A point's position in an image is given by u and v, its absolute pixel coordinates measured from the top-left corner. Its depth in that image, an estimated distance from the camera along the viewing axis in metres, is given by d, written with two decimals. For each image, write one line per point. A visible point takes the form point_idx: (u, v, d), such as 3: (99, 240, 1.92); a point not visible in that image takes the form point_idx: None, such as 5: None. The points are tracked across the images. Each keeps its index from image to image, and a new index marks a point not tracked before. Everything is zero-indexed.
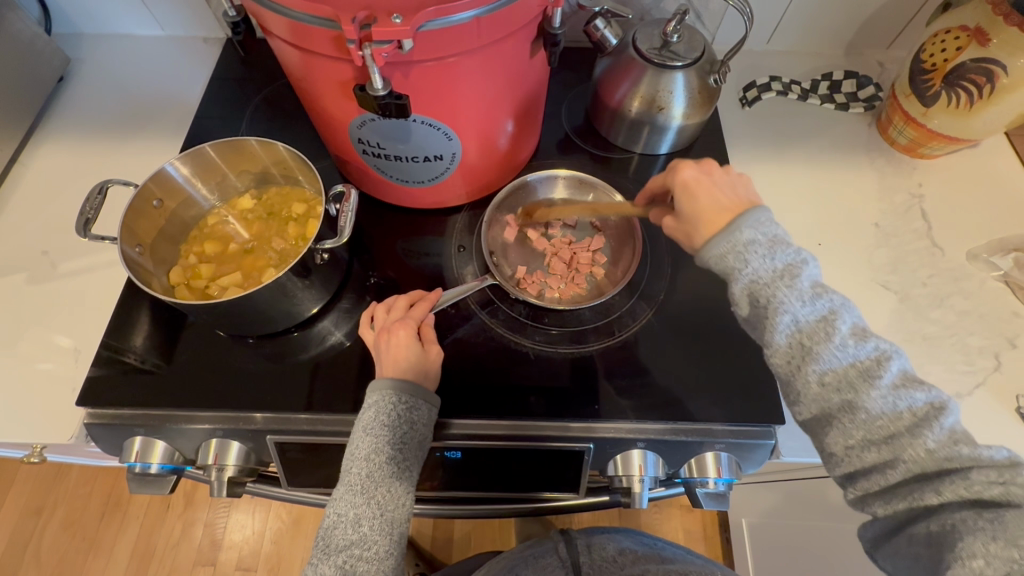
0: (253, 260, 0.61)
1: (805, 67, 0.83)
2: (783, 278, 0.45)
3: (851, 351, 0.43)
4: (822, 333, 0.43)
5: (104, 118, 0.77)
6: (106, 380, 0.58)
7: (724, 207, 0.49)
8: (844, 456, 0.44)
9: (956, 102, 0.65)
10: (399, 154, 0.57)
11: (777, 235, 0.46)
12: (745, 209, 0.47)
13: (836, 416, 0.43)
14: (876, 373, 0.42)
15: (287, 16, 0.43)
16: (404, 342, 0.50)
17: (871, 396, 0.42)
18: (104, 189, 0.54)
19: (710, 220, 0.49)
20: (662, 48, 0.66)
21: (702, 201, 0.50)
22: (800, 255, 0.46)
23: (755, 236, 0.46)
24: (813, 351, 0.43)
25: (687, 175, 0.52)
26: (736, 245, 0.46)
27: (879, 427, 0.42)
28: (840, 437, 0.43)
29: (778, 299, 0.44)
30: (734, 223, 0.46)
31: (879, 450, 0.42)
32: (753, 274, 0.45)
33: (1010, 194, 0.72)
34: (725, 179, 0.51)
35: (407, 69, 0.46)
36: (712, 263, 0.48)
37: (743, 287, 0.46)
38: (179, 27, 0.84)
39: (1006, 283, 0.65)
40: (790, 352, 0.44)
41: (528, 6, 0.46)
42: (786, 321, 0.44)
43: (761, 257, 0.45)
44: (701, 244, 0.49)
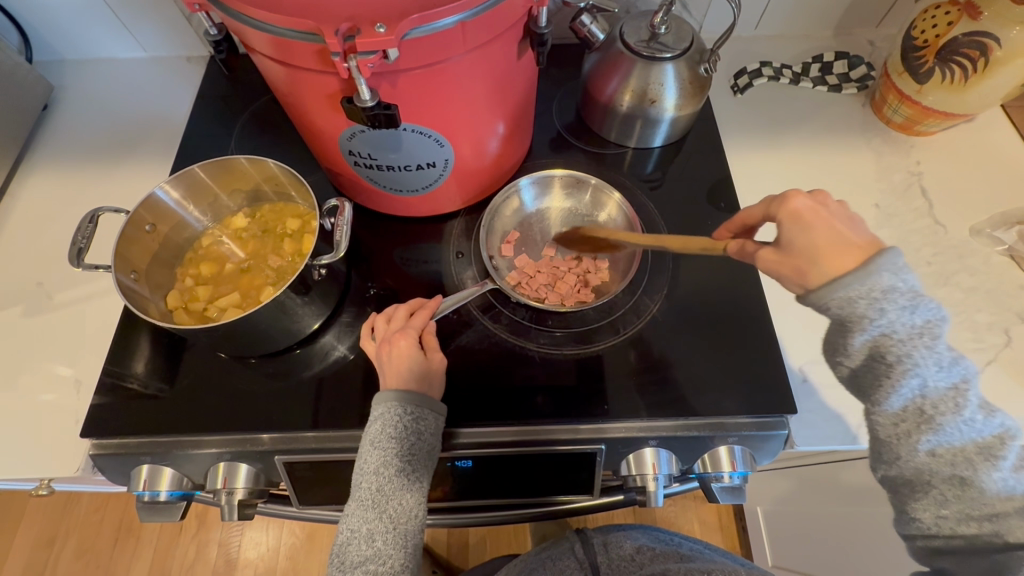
0: (250, 279, 0.60)
1: (795, 50, 0.82)
2: (921, 338, 0.40)
3: (977, 427, 0.40)
4: (950, 404, 0.40)
5: (92, 145, 0.76)
6: (109, 409, 0.57)
7: (851, 244, 0.42)
8: (933, 524, 0.42)
9: (951, 78, 0.64)
10: (390, 164, 0.56)
11: (919, 286, 0.41)
12: (877, 249, 0.41)
13: (937, 485, 0.41)
14: (998, 453, 0.40)
15: (268, 32, 0.42)
16: (405, 351, 0.49)
17: (989, 475, 0.40)
18: (95, 217, 0.53)
19: (826, 252, 0.42)
20: (651, 40, 0.65)
21: (820, 236, 0.43)
22: (941, 313, 0.41)
23: (895, 285, 0.40)
24: (935, 421, 0.41)
25: (800, 205, 0.44)
26: (874, 292, 0.40)
27: (986, 504, 0.40)
28: (934, 505, 0.42)
29: (911, 359, 0.40)
30: (874, 265, 0.40)
31: (979, 525, 0.40)
32: (888, 327, 0.40)
33: (1009, 167, 0.71)
34: (843, 213, 0.44)
35: (394, 78, 0.45)
36: (833, 308, 0.42)
37: (867, 341, 0.41)
38: (161, 47, 0.83)
39: (1011, 257, 0.64)
40: (901, 416, 0.42)
41: (512, 7, 0.45)
42: (911, 384, 0.41)
43: (901, 310, 0.40)
44: (816, 283, 0.43)
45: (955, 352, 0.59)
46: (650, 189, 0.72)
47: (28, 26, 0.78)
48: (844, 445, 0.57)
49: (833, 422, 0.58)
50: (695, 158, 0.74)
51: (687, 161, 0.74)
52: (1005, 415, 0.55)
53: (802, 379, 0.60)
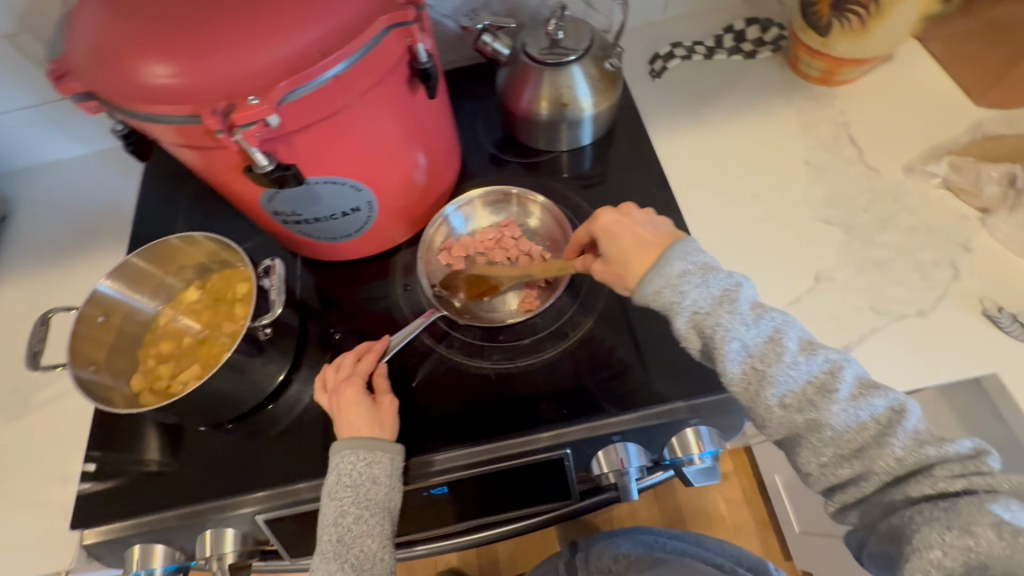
0: (208, 348, 0.62)
1: (707, 25, 0.83)
2: (722, 305, 0.47)
3: (804, 368, 0.45)
4: (771, 355, 0.46)
5: (51, 247, 0.79)
6: (94, 498, 0.59)
7: (645, 246, 0.51)
8: (820, 475, 0.45)
9: (850, 26, 0.65)
10: (316, 216, 0.58)
11: (707, 263, 0.50)
12: (671, 243, 0.51)
13: (805, 436, 0.45)
14: (832, 386, 0.44)
15: (163, 122, 0.44)
16: (353, 400, 0.52)
17: (832, 411, 0.44)
18: (46, 319, 0.56)
19: (636, 257, 0.51)
20: (552, 47, 0.66)
21: (626, 242, 0.52)
22: (733, 279, 0.49)
23: (686, 268, 0.49)
24: (767, 375, 0.45)
25: (610, 219, 0.54)
26: (670, 281, 0.49)
27: (846, 440, 0.43)
28: (812, 456, 0.45)
29: (722, 326, 0.47)
30: (664, 259, 0.49)
31: (851, 464, 0.44)
32: (694, 305, 0.48)
33: (933, 99, 0.71)
34: (645, 219, 0.54)
35: (289, 140, 0.47)
36: (653, 302, 0.50)
37: (688, 320, 0.49)
38: (104, 141, 0.86)
39: (947, 189, 0.64)
40: (746, 379, 0.46)
41: (387, 52, 0.47)
42: (735, 348, 0.46)
43: (697, 287, 0.48)
44: (635, 281, 0.51)
45: (905, 294, 0.59)
46: (583, 188, 0.73)
47: None
48: None
49: None
50: (624, 149, 0.75)
51: (617, 154, 0.75)
52: (961, 349, 0.55)
53: None
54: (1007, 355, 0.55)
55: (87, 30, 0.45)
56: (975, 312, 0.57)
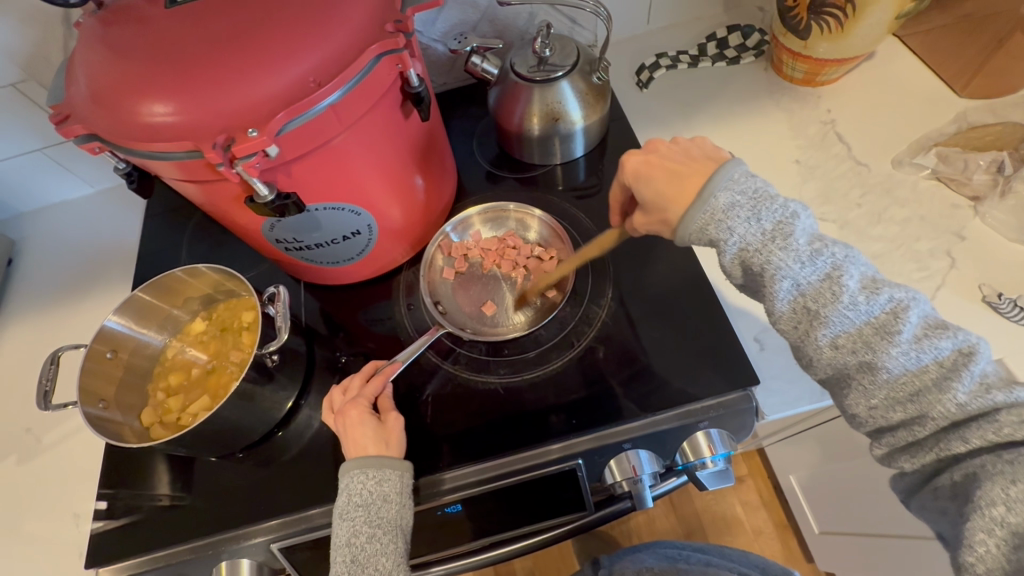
0: (217, 378, 0.63)
1: (690, 34, 0.85)
2: (774, 241, 0.46)
3: (863, 309, 0.44)
4: (826, 294, 0.45)
5: (57, 286, 0.80)
6: (107, 536, 0.59)
7: (689, 177, 0.49)
8: (868, 416, 0.46)
9: (828, 27, 0.66)
10: (317, 242, 0.59)
11: (761, 194, 0.47)
12: (718, 171, 0.48)
13: (855, 376, 0.45)
14: (892, 328, 0.43)
15: (163, 159, 0.45)
16: (357, 421, 0.52)
17: (891, 353, 0.43)
18: (55, 357, 0.56)
19: (678, 193, 0.49)
20: (540, 65, 0.68)
21: (663, 183, 0.50)
22: (789, 209, 0.46)
23: (734, 200, 0.47)
24: (820, 314, 0.45)
25: (638, 159, 0.52)
26: (716, 215, 0.47)
27: (903, 383, 0.43)
28: (862, 398, 0.45)
29: (773, 265, 0.45)
30: (708, 191, 0.47)
31: (905, 407, 0.43)
32: (742, 241, 0.46)
33: (917, 94, 0.72)
34: (676, 149, 0.52)
35: (288, 169, 0.48)
36: (696, 240, 0.49)
37: (734, 257, 0.47)
38: (107, 180, 0.88)
39: (937, 179, 0.65)
40: (795, 317, 0.46)
41: (380, 78, 0.48)
42: (786, 286, 0.45)
43: (747, 224, 0.46)
44: (676, 219, 0.49)
45: (904, 286, 0.59)
46: (579, 199, 0.75)
47: None
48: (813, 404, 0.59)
49: (795, 385, 0.59)
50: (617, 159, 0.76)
51: (610, 164, 0.76)
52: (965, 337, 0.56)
53: (760, 348, 0.61)
54: (1010, 340, 0.55)
55: (86, 74, 0.47)
56: (976, 299, 0.58)
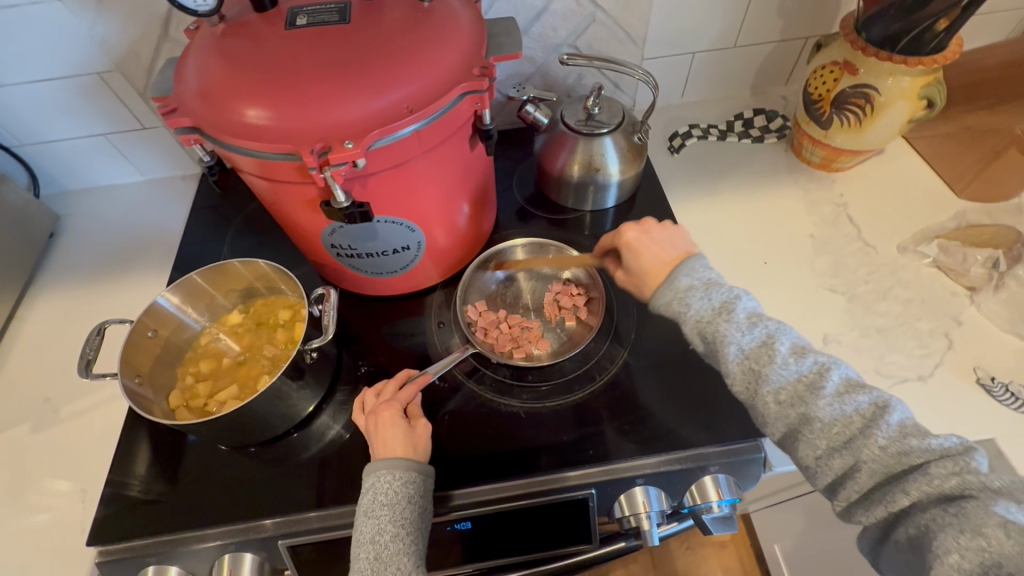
0: (247, 370, 0.64)
1: (719, 111, 0.94)
2: (721, 313, 0.50)
3: (794, 368, 0.48)
4: (765, 356, 0.49)
5: (96, 264, 0.82)
6: (113, 515, 0.59)
7: (664, 260, 0.56)
8: (817, 468, 0.47)
9: (848, 121, 0.74)
10: (370, 251, 0.63)
11: (712, 278, 0.53)
12: (681, 260, 0.55)
13: (799, 429, 0.47)
14: (819, 385, 0.47)
15: (255, 156, 0.50)
16: (390, 422, 0.55)
17: (820, 405, 0.46)
18: (102, 329, 0.58)
19: (653, 272, 0.56)
20: (588, 119, 0.74)
21: (647, 259, 0.57)
22: (733, 291, 0.52)
23: (692, 282, 0.53)
24: (763, 374, 0.48)
25: (631, 235, 0.59)
26: (678, 293, 0.53)
27: (836, 433, 0.45)
28: (809, 449, 0.47)
29: (722, 332, 0.50)
30: (673, 274, 0.54)
31: (842, 456, 0.45)
32: (697, 313, 0.51)
33: (920, 190, 0.80)
34: (663, 235, 0.58)
35: (365, 181, 0.53)
36: (666, 310, 0.55)
37: (692, 325, 0.52)
38: (158, 170, 0.92)
39: (938, 267, 0.71)
40: (745, 377, 0.49)
41: (459, 113, 0.53)
42: (733, 350, 0.49)
43: (699, 299, 0.52)
44: (651, 292, 0.56)
45: (904, 360, 0.64)
46: None
47: (35, 165, 0.86)
48: None
49: None
50: (646, 213, 0.81)
51: (640, 217, 0.81)
52: (961, 412, 0.60)
53: None
54: (1001, 422, 0.59)
55: (197, 74, 0.51)
56: (970, 381, 0.62)
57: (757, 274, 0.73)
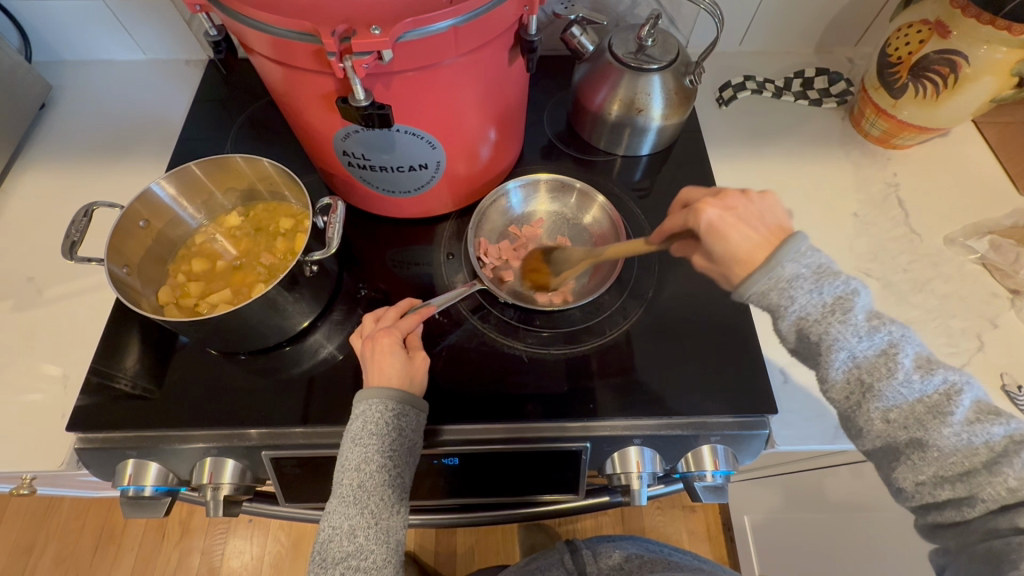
0: (242, 276, 0.61)
1: (778, 65, 0.86)
2: (834, 313, 0.43)
3: (917, 386, 0.41)
4: (882, 369, 0.42)
5: (89, 144, 0.77)
6: (95, 406, 0.57)
7: (758, 244, 0.46)
8: (915, 492, 0.43)
9: (923, 93, 0.67)
10: (384, 165, 0.58)
11: (824, 264, 0.44)
12: (784, 239, 0.45)
13: (904, 452, 0.43)
14: (946, 409, 0.41)
15: (267, 33, 0.44)
16: (388, 350, 0.52)
17: (943, 433, 0.41)
18: (89, 211, 0.54)
19: (746, 256, 0.46)
20: (638, 52, 0.67)
21: (737, 242, 0.47)
22: (850, 285, 0.43)
23: (798, 271, 0.43)
24: (874, 388, 0.42)
25: (711, 215, 0.48)
26: (779, 282, 0.44)
27: (953, 464, 0.41)
28: (909, 474, 0.43)
29: (831, 336, 0.42)
30: (775, 258, 0.44)
31: (954, 488, 0.41)
32: (801, 310, 0.43)
33: (978, 181, 0.74)
34: (751, 209, 0.48)
35: (388, 80, 0.47)
36: (754, 300, 0.45)
37: (791, 324, 0.44)
38: (160, 51, 0.85)
39: (983, 265, 0.67)
40: (848, 388, 0.43)
41: (504, 14, 0.47)
42: (841, 358, 0.43)
43: (808, 293, 0.43)
44: (737, 279, 0.47)
45: None
46: (638, 197, 0.74)
47: (28, 26, 0.79)
48: (823, 444, 0.58)
49: (813, 422, 0.59)
50: (682, 167, 0.75)
51: (674, 170, 0.75)
52: None
53: (784, 380, 0.62)
54: None
55: None
56: (995, 386, 0.58)
57: None
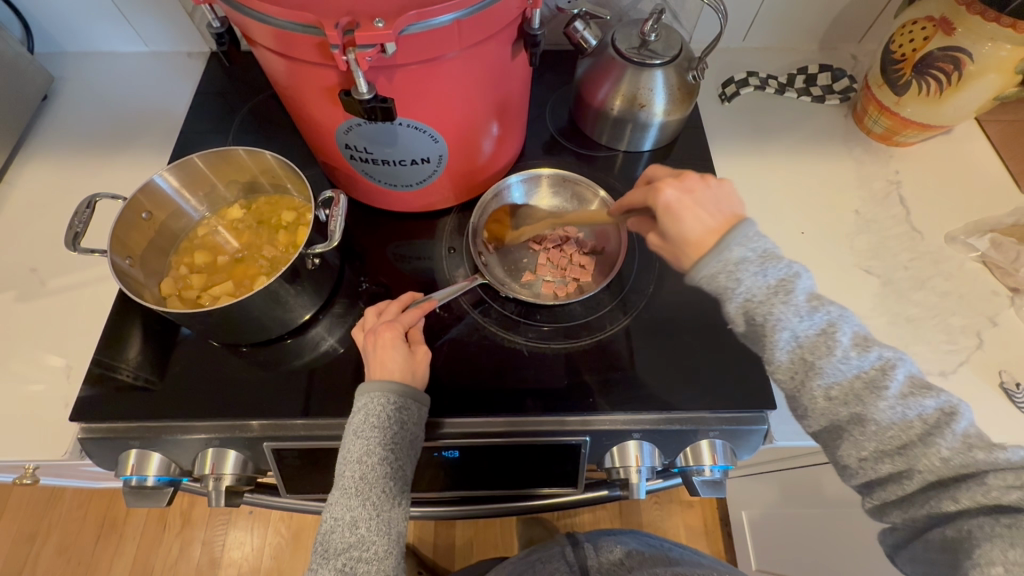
0: (244, 268, 0.61)
1: (782, 62, 0.86)
2: (777, 295, 0.44)
3: (854, 363, 0.43)
4: (823, 348, 0.43)
5: (91, 136, 0.77)
6: (98, 396, 0.57)
7: (709, 227, 0.47)
8: (858, 468, 0.44)
9: (927, 90, 0.67)
10: (386, 158, 0.58)
11: (769, 249, 0.45)
12: (733, 224, 0.46)
13: (846, 429, 0.44)
14: (881, 384, 0.42)
15: (271, 25, 0.44)
16: (390, 344, 0.52)
17: (880, 408, 0.42)
18: (92, 202, 0.54)
19: (696, 241, 0.47)
20: (641, 47, 0.66)
21: (689, 225, 0.48)
22: (793, 268, 0.45)
23: (744, 255, 0.45)
24: (816, 366, 0.44)
25: (668, 196, 0.49)
26: (728, 265, 0.45)
27: (891, 437, 0.42)
28: (852, 450, 0.44)
29: (774, 316, 0.44)
30: (724, 243, 0.45)
31: (893, 461, 0.42)
32: (748, 292, 0.45)
33: (980, 179, 0.74)
34: (708, 194, 0.49)
35: (391, 73, 0.47)
36: (704, 284, 0.47)
37: (739, 306, 0.46)
38: (162, 43, 0.84)
39: (984, 263, 0.67)
40: (792, 368, 0.45)
41: (507, 8, 0.47)
42: (785, 338, 0.44)
43: (753, 275, 0.44)
44: (691, 263, 0.48)
45: (929, 353, 0.61)
46: None
47: (30, 17, 0.79)
48: None
49: None
50: (683, 163, 0.75)
51: (676, 166, 0.75)
52: (985, 415, 0.57)
53: None
54: (1019, 428, 0.56)
55: None
56: (994, 383, 0.59)
57: (793, 244, 0.69)
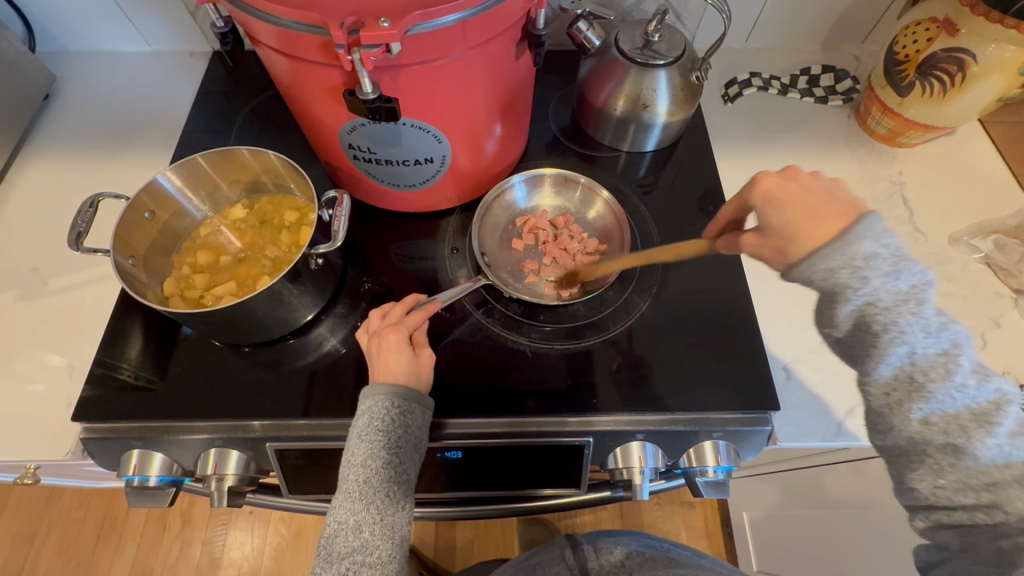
0: (247, 268, 0.61)
1: (784, 63, 0.86)
2: (906, 304, 0.41)
3: (971, 393, 0.41)
4: (940, 370, 0.41)
5: (93, 135, 0.77)
6: (100, 396, 0.57)
7: (828, 216, 0.42)
8: (927, 492, 0.44)
9: (930, 91, 0.67)
10: (389, 158, 0.58)
11: (901, 249, 0.41)
12: (856, 216, 0.42)
13: (931, 454, 0.43)
14: (993, 420, 0.41)
15: (275, 24, 0.44)
16: (394, 347, 0.52)
17: (984, 442, 0.41)
18: (95, 202, 0.54)
19: (808, 231, 0.42)
20: (645, 47, 0.66)
21: (798, 213, 0.43)
22: (926, 277, 0.42)
23: (876, 250, 0.41)
24: (925, 387, 0.42)
25: (773, 183, 0.44)
26: (854, 261, 0.41)
27: (982, 472, 0.41)
28: (930, 475, 0.43)
29: (896, 327, 0.41)
30: (854, 233, 0.41)
31: (978, 495, 0.41)
32: (871, 295, 0.41)
33: (983, 181, 0.74)
34: (819, 185, 0.44)
35: (395, 73, 0.47)
36: (817, 280, 0.43)
37: (853, 310, 0.42)
38: (165, 42, 0.84)
39: (987, 265, 0.67)
40: (893, 383, 0.43)
41: (512, 8, 0.47)
42: (900, 352, 0.42)
43: (885, 277, 0.41)
44: (797, 255, 0.43)
45: None
46: (643, 193, 0.74)
47: (32, 16, 0.79)
48: (824, 441, 0.59)
49: (814, 419, 0.60)
50: (686, 163, 0.75)
51: (679, 166, 0.75)
52: None
53: (786, 377, 0.62)
54: None
55: None
56: None
57: None
